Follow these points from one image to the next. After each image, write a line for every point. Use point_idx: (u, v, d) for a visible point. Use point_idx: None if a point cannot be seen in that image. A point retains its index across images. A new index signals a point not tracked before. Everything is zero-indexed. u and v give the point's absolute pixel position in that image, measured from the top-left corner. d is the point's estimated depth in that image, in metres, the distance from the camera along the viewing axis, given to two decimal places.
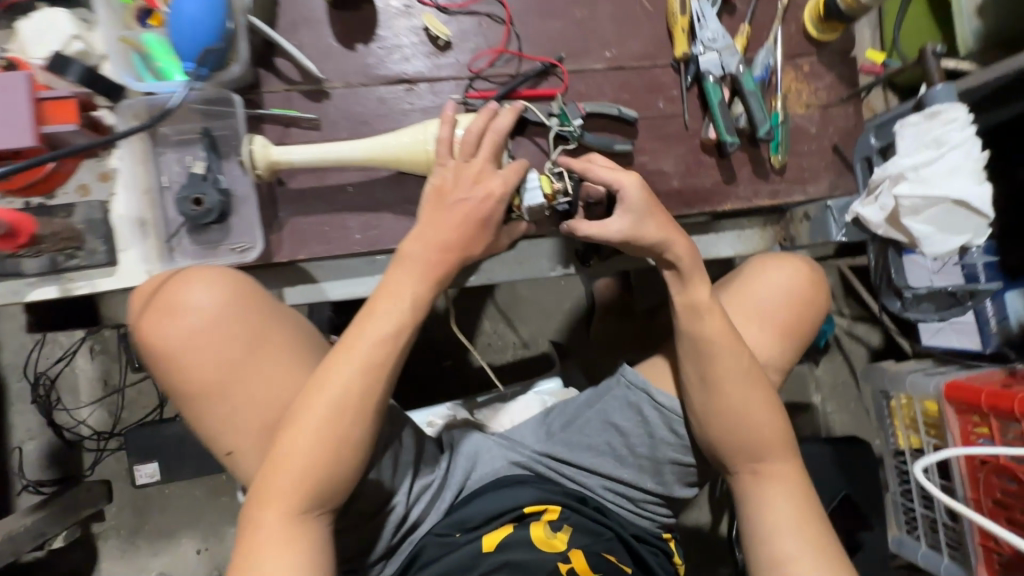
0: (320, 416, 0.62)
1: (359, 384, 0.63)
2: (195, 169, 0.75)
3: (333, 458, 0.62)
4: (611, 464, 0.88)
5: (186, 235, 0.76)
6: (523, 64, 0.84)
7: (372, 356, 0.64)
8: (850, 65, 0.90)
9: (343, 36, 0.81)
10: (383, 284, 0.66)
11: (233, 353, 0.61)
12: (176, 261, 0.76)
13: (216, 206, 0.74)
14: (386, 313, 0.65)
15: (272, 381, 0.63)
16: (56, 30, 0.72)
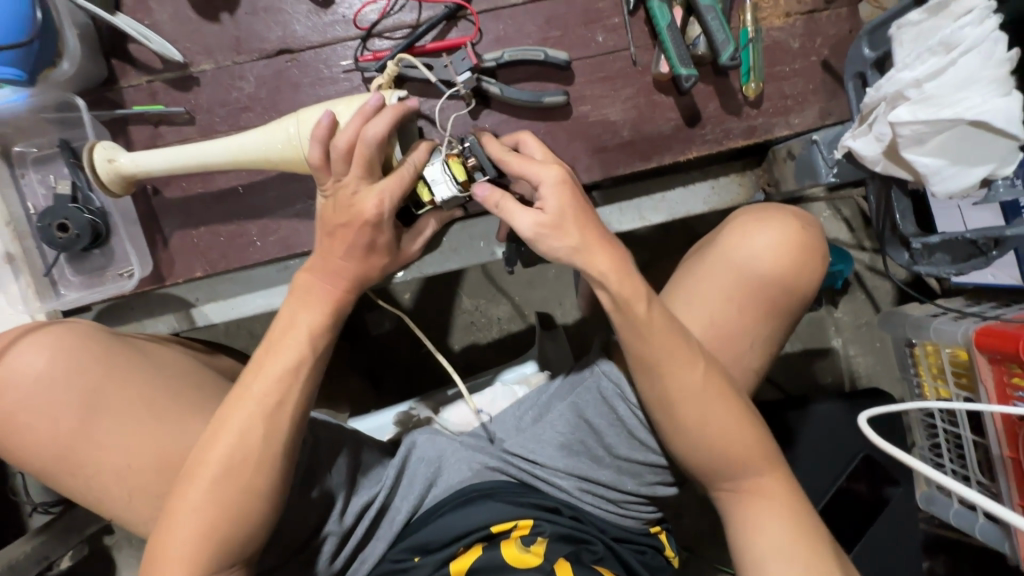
0: (214, 472, 0.53)
1: (260, 429, 0.54)
2: (60, 189, 0.66)
3: (233, 517, 0.54)
4: (590, 468, 0.78)
5: (66, 264, 0.68)
6: (424, 11, 0.69)
7: (270, 396, 0.55)
8: None
9: (203, 7, 0.67)
10: (280, 315, 0.58)
11: (65, 423, 0.56)
12: (61, 295, 0.68)
13: (85, 230, 0.63)
14: (280, 347, 0.56)
15: (120, 443, 0.57)
16: None
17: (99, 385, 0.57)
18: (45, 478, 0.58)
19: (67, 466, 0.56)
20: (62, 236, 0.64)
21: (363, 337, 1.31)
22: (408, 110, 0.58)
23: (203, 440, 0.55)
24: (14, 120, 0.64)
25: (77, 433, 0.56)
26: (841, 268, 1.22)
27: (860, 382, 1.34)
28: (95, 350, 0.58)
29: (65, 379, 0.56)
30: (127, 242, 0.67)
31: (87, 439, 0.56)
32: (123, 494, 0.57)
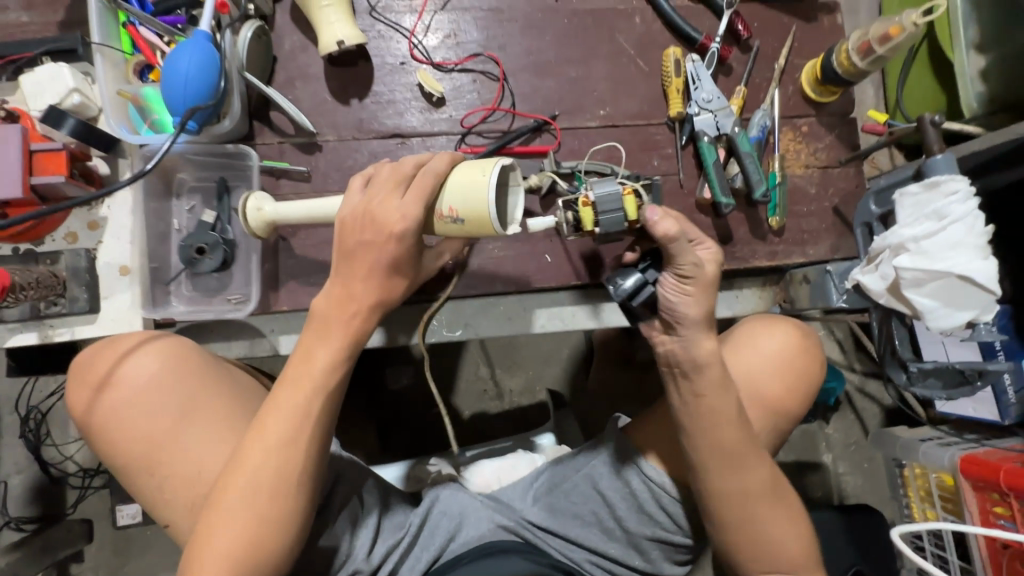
0: (250, 482, 0.59)
1: (291, 447, 0.60)
2: (206, 216, 0.76)
3: (265, 534, 0.60)
4: (599, 539, 0.83)
5: (187, 281, 0.78)
6: (516, 121, 0.84)
7: (284, 429, 0.60)
8: (849, 128, 0.89)
9: (339, 92, 0.82)
10: (297, 351, 0.63)
11: (159, 425, 0.62)
12: (172, 307, 0.76)
13: (217, 255, 0.74)
14: (303, 385, 0.62)
15: (195, 454, 0.62)
16: (55, 85, 0.71)
17: (195, 396, 0.63)
18: (124, 473, 0.63)
19: (139, 467, 0.62)
20: (198, 258, 0.74)
21: (380, 390, 1.37)
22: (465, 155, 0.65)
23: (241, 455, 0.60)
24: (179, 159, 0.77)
25: (167, 437, 0.62)
26: (836, 386, 1.33)
27: (848, 500, 1.40)
28: (199, 365, 0.65)
29: (171, 386, 0.63)
30: (250, 274, 0.77)
31: (172, 444, 0.62)
32: (186, 502, 0.62)
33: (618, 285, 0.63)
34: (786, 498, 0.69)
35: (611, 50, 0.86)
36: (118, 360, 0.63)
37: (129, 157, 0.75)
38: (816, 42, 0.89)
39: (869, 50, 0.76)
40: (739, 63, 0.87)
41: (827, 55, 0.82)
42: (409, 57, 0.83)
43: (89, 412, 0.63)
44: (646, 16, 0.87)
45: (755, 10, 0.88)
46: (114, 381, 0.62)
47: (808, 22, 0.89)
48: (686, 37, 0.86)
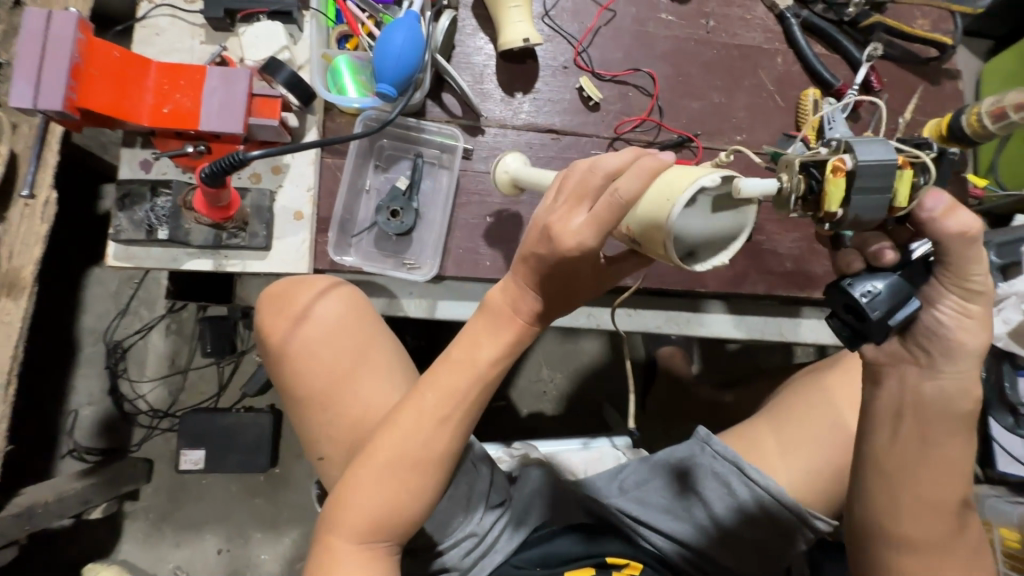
0: (394, 446, 0.62)
1: (439, 421, 0.62)
2: (400, 183, 0.85)
3: (401, 496, 0.62)
4: (693, 535, 0.84)
5: (367, 237, 0.84)
6: (661, 134, 0.90)
7: (442, 407, 0.63)
8: (961, 186, 0.95)
9: (506, 84, 0.88)
10: (464, 334, 0.64)
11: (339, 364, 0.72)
12: (349, 252, 0.83)
13: (409, 219, 0.82)
14: (465, 369, 0.63)
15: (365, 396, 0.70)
16: (271, 40, 0.79)
17: (369, 346, 0.73)
18: (299, 402, 0.72)
19: (308, 399, 0.71)
20: (391, 217, 0.82)
21: None
22: (662, 163, 0.54)
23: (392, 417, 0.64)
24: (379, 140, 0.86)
25: (344, 375, 0.71)
26: None
27: None
28: (377, 324, 0.75)
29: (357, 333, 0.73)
30: (425, 243, 0.85)
31: (345, 382, 0.71)
32: (346, 441, 0.70)
33: (876, 295, 0.53)
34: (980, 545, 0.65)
35: (753, 84, 0.94)
36: (315, 302, 0.73)
37: (317, 114, 0.82)
38: (938, 105, 0.97)
39: (1003, 115, 0.82)
40: (868, 111, 0.94)
41: (956, 115, 0.89)
42: (572, 62, 0.90)
43: (273, 345, 0.73)
44: (787, 58, 0.95)
45: (887, 67, 0.96)
46: (316, 321, 0.72)
47: (932, 85, 0.97)
48: (824, 81, 0.93)
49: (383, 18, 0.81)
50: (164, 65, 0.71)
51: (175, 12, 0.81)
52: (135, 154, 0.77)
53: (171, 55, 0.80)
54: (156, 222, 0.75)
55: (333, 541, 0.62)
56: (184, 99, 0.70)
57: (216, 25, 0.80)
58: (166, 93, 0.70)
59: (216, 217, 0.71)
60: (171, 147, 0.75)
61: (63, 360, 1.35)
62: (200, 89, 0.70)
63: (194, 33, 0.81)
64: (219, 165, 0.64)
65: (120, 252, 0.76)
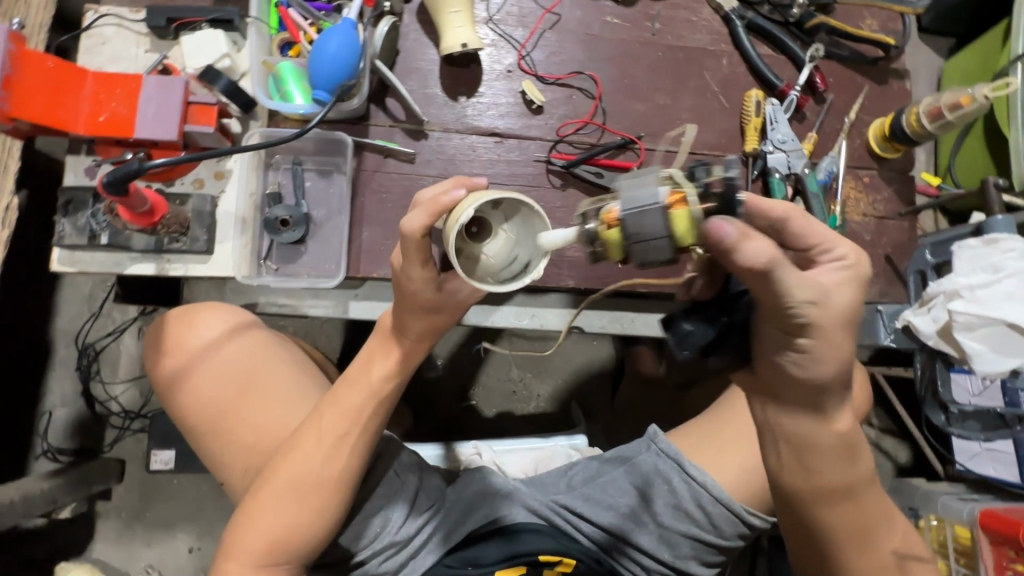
0: (296, 471, 0.65)
1: (336, 445, 0.65)
2: (281, 189, 0.84)
3: (301, 520, 0.64)
4: (631, 530, 0.85)
5: (274, 250, 0.83)
6: (604, 136, 0.91)
7: (338, 426, 0.65)
8: (907, 185, 0.96)
9: (449, 89, 0.89)
10: (359, 357, 0.67)
11: (228, 393, 0.72)
12: (291, 260, 0.84)
13: (298, 225, 0.81)
14: (360, 389, 0.66)
15: (257, 424, 0.71)
16: (211, 48, 0.80)
17: (260, 372, 0.73)
18: (193, 433, 0.73)
19: (206, 427, 0.72)
20: (281, 228, 0.81)
21: (415, 376, 1.42)
22: (448, 204, 0.52)
23: (293, 445, 0.66)
24: (300, 146, 0.86)
25: (233, 405, 0.71)
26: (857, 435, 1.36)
27: None
28: (271, 347, 0.75)
29: (249, 361, 0.73)
30: (333, 250, 0.83)
31: (234, 413, 0.71)
32: (246, 467, 0.71)
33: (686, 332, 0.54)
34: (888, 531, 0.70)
35: (698, 85, 0.94)
36: (206, 332, 0.73)
37: (260, 120, 0.83)
38: (885, 104, 0.97)
39: (939, 115, 0.84)
40: (813, 112, 0.95)
41: (898, 115, 0.90)
42: (516, 66, 0.91)
43: (169, 376, 0.73)
44: (732, 59, 0.96)
45: (832, 67, 0.96)
46: (215, 354, 0.72)
47: (878, 84, 0.98)
48: (768, 82, 0.94)
49: (324, 25, 0.83)
50: (99, 74, 0.72)
51: (120, 21, 0.82)
52: (79, 161, 0.78)
53: (116, 63, 0.82)
54: (98, 227, 0.76)
55: (234, 566, 0.64)
56: (119, 107, 0.72)
57: (159, 34, 0.81)
58: (102, 102, 0.72)
59: (142, 224, 0.74)
60: (112, 153, 0.76)
61: (37, 362, 1.38)
62: (136, 97, 0.72)
63: (139, 41, 0.82)
64: (117, 175, 0.65)
65: (64, 257, 0.78)
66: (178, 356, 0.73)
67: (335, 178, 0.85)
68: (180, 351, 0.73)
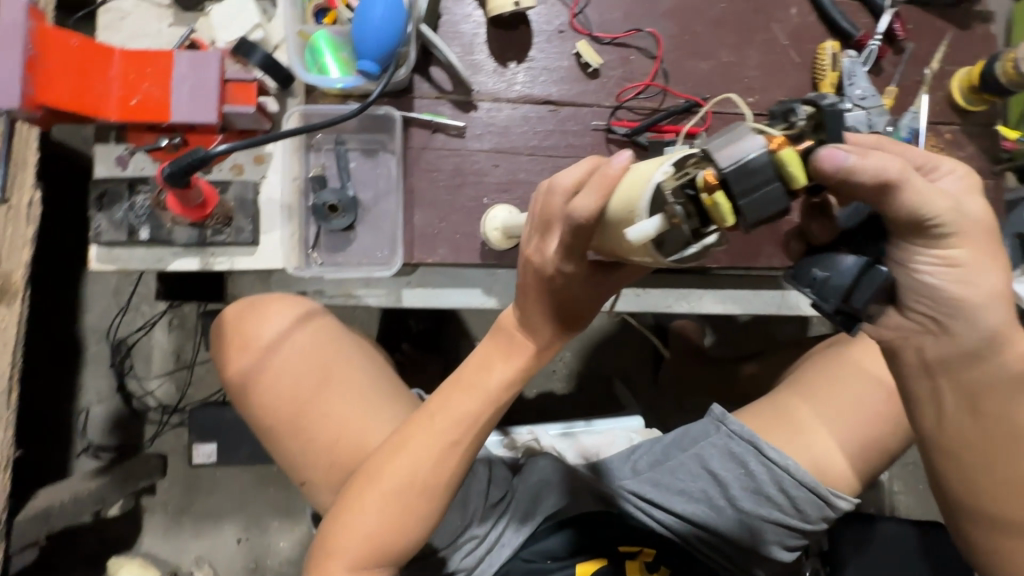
0: (394, 476, 0.57)
1: (440, 449, 0.57)
2: (325, 172, 0.78)
3: (398, 528, 0.57)
4: (708, 516, 0.83)
5: (323, 239, 0.77)
6: (667, 100, 0.84)
7: (446, 433, 0.57)
8: (992, 140, 0.88)
9: (498, 54, 0.82)
10: (474, 358, 0.59)
11: (308, 388, 0.67)
12: (340, 248, 0.78)
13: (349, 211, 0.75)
14: (474, 393, 0.57)
15: (341, 421, 0.66)
16: (242, 19, 0.74)
17: (343, 369, 0.69)
18: (270, 432, 0.68)
19: (285, 424, 0.67)
20: (330, 214, 0.75)
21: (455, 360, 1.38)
22: (618, 175, 0.44)
23: (389, 446, 0.58)
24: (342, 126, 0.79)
25: (314, 402, 0.67)
26: None
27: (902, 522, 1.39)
28: (354, 350, 0.70)
29: (330, 358, 0.69)
30: (385, 235, 0.78)
31: (314, 410, 0.67)
32: (329, 467, 0.66)
33: (825, 278, 0.50)
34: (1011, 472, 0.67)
35: (765, 39, 0.86)
36: (280, 328, 0.69)
37: (298, 96, 0.77)
38: (969, 52, 0.89)
39: None
40: (892, 63, 0.87)
41: (990, 62, 0.82)
42: (568, 26, 0.83)
43: (244, 371, 0.69)
44: (803, 8, 0.87)
45: (912, 12, 0.88)
46: (291, 347, 0.68)
47: (961, 30, 0.89)
48: (843, 32, 0.86)
49: None
50: (128, 52, 0.66)
51: None
52: (109, 151, 0.72)
53: (138, 40, 0.75)
54: (137, 221, 0.71)
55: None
56: (153, 88, 0.66)
57: (183, 6, 0.74)
58: (134, 83, 0.65)
59: (196, 217, 0.69)
60: (146, 140, 0.71)
61: (69, 359, 1.35)
62: (170, 77, 0.66)
63: (161, 15, 0.75)
64: (178, 163, 0.61)
65: (102, 255, 0.73)
66: (252, 350, 0.68)
67: (382, 159, 0.79)
68: (255, 346, 0.68)
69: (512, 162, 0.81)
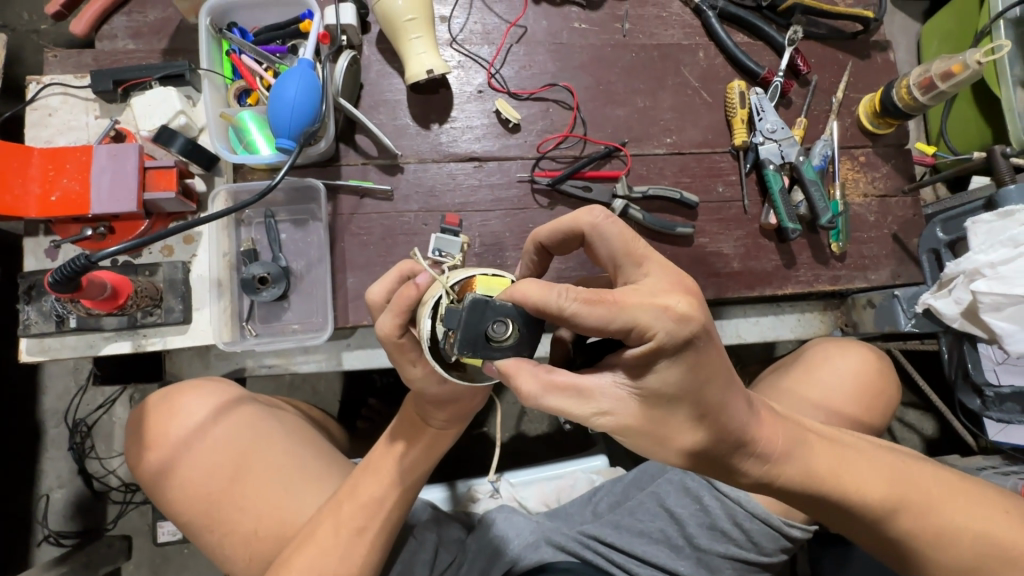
0: (306, 566, 0.60)
1: (350, 534, 0.61)
2: (258, 245, 0.80)
3: None
4: (667, 556, 0.81)
5: (257, 313, 0.79)
6: (587, 147, 0.87)
7: (355, 518, 0.61)
8: (904, 159, 0.92)
9: (420, 117, 0.85)
10: (382, 440, 0.65)
11: (221, 480, 0.67)
12: (275, 320, 0.79)
13: (280, 282, 0.76)
14: (382, 475, 0.63)
15: (256, 509, 0.66)
16: (163, 107, 0.76)
17: (260, 453, 0.68)
18: (191, 524, 0.67)
19: (199, 520, 0.66)
20: (260, 287, 0.76)
21: None
22: (416, 292, 0.49)
23: (306, 533, 0.62)
24: (272, 199, 0.81)
25: (229, 493, 0.66)
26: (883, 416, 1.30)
27: None
28: (278, 432, 0.70)
29: (247, 443, 0.68)
30: (316, 303, 0.79)
31: (229, 500, 0.66)
32: (245, 559, 0.66)
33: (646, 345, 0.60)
34: (915, 482, 0.57)
35: (677, 82, 0.91)
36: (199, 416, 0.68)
37: (225, 175, 0.78)
38: (871, 78, 0.94)
39: (931, 85, 0.82)
40: (798, 95, 0.91)
41: (887, 89, 0.87)
42: (486, 86, 0.87)
43: (157, 467, 0.68)
44: (709, 51, 0.92)
45: (811, 47, 0.93)
46: (202, 436, 0.67)
47: (862, 59, 0.94)
48: (748, 71, 0.90)
49: (280, 68, 0.79)
50: (47, 150, 0.69)
51: (65, 89, 0.78)
52: (37, 243, 0.74)
53: (66, 134, 0.77)
54: (64, 311, 0.71)
55: None
56: (72, 183, 0.68)
57: (107, 98, 0.77)
58: (53, 180, 0.68)
59: (107, 308, 0.68)
60: (72, 232, 0.72)
61: (27, 444, 1.32)
62: (88, 170, 0.68)
63: (87, 108, 0.78)
64: (64, 269, 0.59)
65: (33, 346, 0.73)
66: (165, 446, 0.68)
67: (311, 228, 0.82)
68: (169, 443, 0.68)
69: (440, 220, 0.83)
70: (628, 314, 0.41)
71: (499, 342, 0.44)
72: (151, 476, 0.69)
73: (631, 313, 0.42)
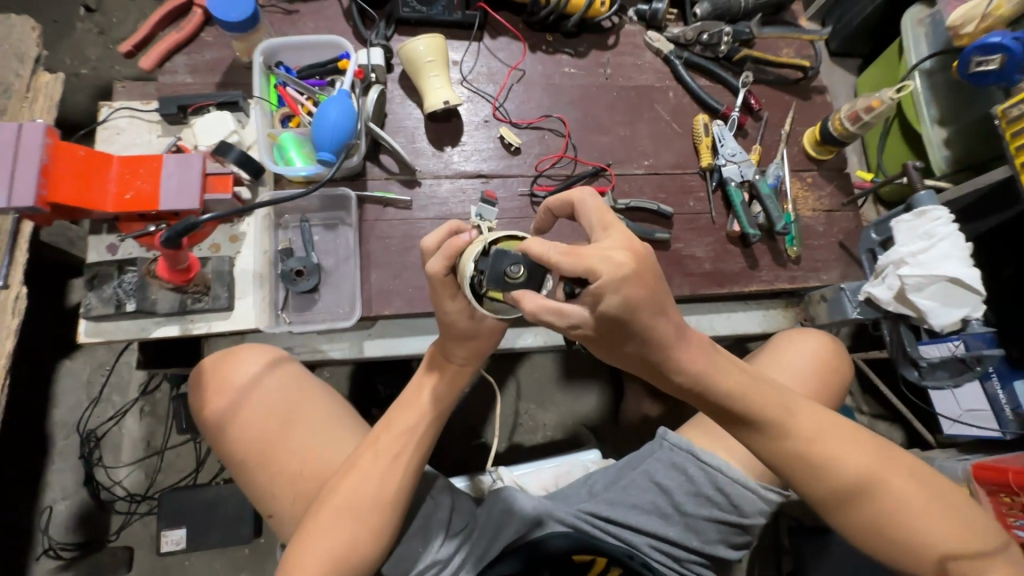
0: (351, 491, 0.68)
1: (390, 461, 0.70)
2: (294, 245, 0.91)
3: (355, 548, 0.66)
4: (658, 524, 0.89)
5: (291, 303, 0.89)
6: (577, 167, 1.03)
7: (393, 447, 0.71)
8: (845, 180, 1.09)
9: (435, 141, 1.00)
10: (410, 385, 0.76)
11: (272, 426, 0.75)
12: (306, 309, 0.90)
13: (314, 275, 0.88)
14: (415, 408, 0.73)
15: (302, 452, 0.74)
16: (220, 128, 0.89)
17: (306, 404, 0.77)
18: (242, 469, 0.75)
19: (251, 464, 0.74)
20: (297, 278, 0.87)
21: None
22: (462, 241, 0.61)
23: (351, 463, 0.71)
24: (306, 207, 0.93)
25: (278, 437, 0.75)
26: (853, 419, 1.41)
27: None
28: (318, 390, 0.80)
29: (295, 394, 0.78)
30: (343, 294, 0.91)
31: (279, 443, 0.74)
32: (291, 500, 0.73)
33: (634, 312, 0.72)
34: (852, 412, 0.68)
35: (652, 116, 1.08)
36: (251, 372, 0.77)
37: (268, 185, 0.92)
38: (812, 115, 1.12)
39: (858, 118, 0.99)
40: (753, 128, 1.09)
41: (824, 122, 1.05)
42: (491, 116, 1.03)
43: (213, 418, 0.76)
44: (677, 92, 1.10)
45: (762, 90, 1.12)
46: (254, 388, 0.76)
47: (804, 100, 1.13)
48: (710, 107, 1.08)
49: (320, 98, 0.94)
50: (123, 158, 0.81)
51: (133, 113, 0.91)
52: (101, 240, 0.84)
53: (131, 150, 0.90)
54: (124, 296, 0.81)
55: None
56: (144, 185, 0.80)
57: (170, 120, 0.90)
58: (127, 182, 0.80)
59: (178, 279, 0.80)
60: (135, 228, 0.84)
61: (35, 455, 1.35)
62: (158, 174, 0.80)
63: (151, 128, 0.91)
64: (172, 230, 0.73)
65: (90, 329, 0.82)
66: (221, 398, 0.77)
67: (340, 231, 0.94)
68: (224, 396, 0.76)
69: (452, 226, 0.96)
70: (591, 262, 0.53)
71: (514, 280, 0.57)
72: (207, 428, 0.77)
73: (590, 261, 0.53)
